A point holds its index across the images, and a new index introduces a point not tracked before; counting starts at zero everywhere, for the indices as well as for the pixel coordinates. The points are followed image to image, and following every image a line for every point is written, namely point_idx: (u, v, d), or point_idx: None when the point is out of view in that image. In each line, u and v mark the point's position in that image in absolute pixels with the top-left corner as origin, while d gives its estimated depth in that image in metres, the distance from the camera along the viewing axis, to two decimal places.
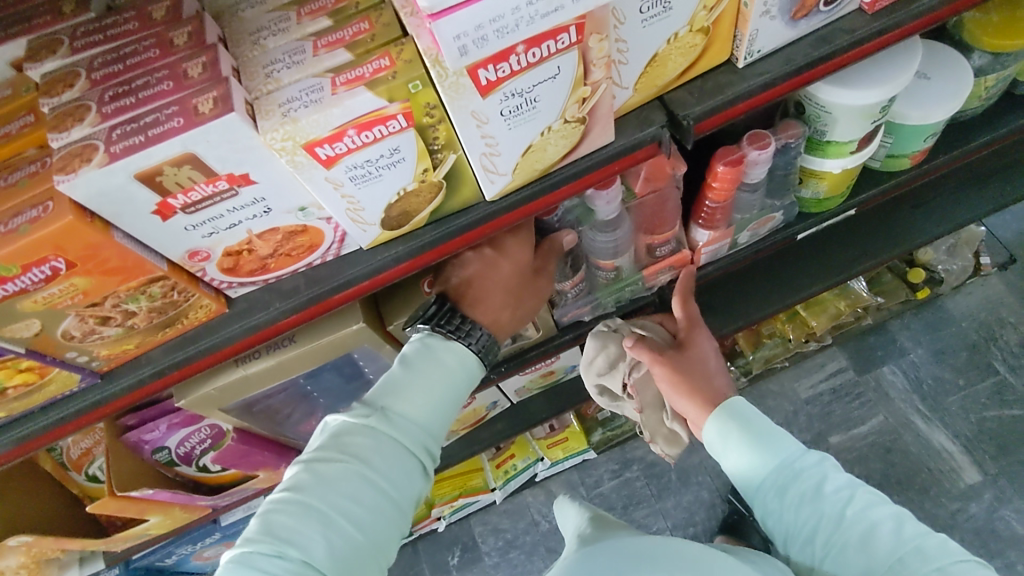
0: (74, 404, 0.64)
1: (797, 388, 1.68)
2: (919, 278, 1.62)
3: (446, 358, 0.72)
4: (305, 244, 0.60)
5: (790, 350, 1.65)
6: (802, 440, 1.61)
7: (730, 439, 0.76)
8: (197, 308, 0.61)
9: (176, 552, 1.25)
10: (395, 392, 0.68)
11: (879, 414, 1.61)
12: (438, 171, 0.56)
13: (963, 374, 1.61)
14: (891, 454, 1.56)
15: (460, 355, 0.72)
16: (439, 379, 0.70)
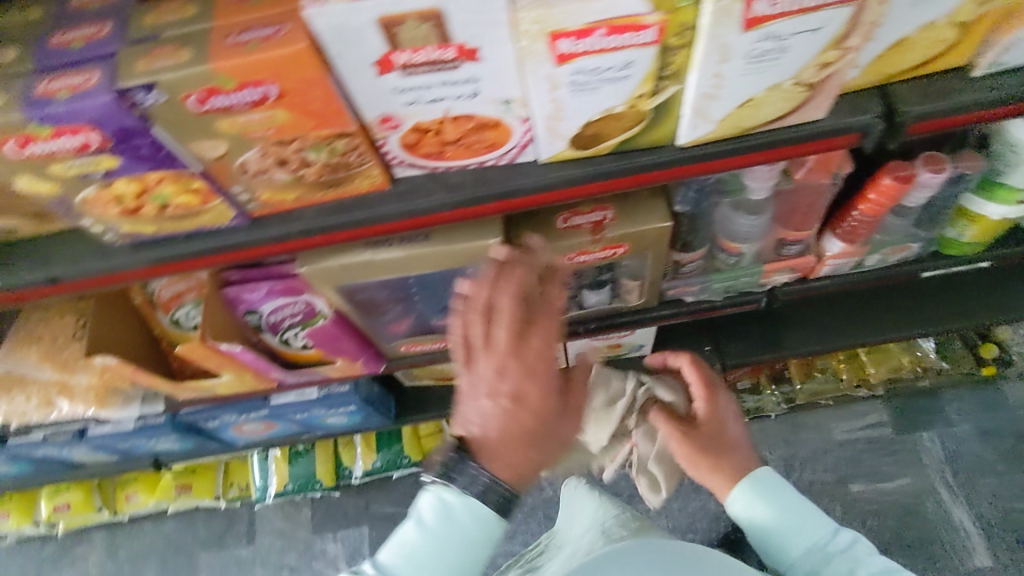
0: (219, 240, 0.63)
1: (833, 429, 1.65)
2: (989, 353, 1.63)
3: (465, 514, 0.66)
4: (489, 141, 0.59)
5: (840, 389, 1.65)
6: (823, 479, 1.59)
7: (757, 504, 0.75)
8: (364, 177, 0.60)
9: (220, 418, 1.31)
10: (408, 556, 0.65)
11: (907, 476, 1.57)
12: (652, 100, 0.54)
13: (1005, 461, 1.55)
14: (909, 518, 1.53)
15: (478, 513, 0.66)
16: (455, 544, 0.65)
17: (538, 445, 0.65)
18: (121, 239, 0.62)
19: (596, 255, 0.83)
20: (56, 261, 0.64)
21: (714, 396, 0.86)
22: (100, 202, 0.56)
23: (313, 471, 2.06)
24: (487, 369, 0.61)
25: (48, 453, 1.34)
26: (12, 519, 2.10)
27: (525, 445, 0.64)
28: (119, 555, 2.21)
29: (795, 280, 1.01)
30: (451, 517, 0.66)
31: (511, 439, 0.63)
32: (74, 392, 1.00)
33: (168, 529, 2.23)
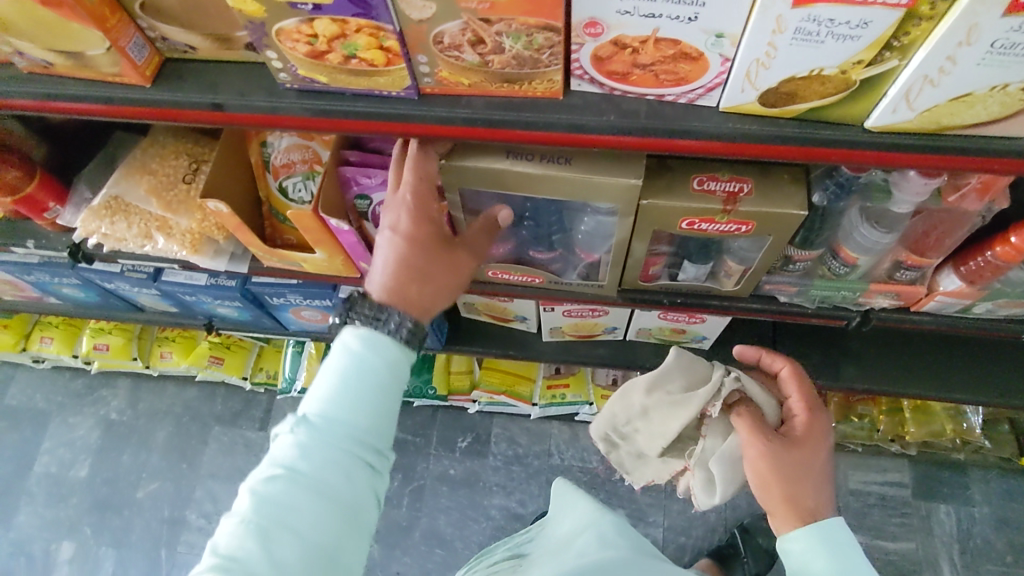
0: (383, 107, 0.63)
1: None
2: None
3: (376, 350, 0.70)
4: (680, 74, 0.58)
5: (872, 437, 1.87)
6: None
7: (818, 554, 0.75)
8: (544, 80, 0.60)
9: (284, 297, 1.32)
10: (317, 394, 0.68)
11: (914, 541, 1.82)
12: (866, 71, 0.52)
13: (1014, 554, 1.80)
14: None
15: (381, 338, 0.70)
16: (362, 372, 0.69)
17: (427, 279, 0.76)
18: (293, 82, 0.63)
19: (719, 227, 0.81)
20: (224, 88, 0.65)
21: (813, 418, 0.85)
22: (293, 36, 0.57)
23: None
24: (396, 216, 0.75)
25: (118, 286, 1.39)
26: (53, 346, 2.19)
27: (418, 281, 0.75)
28: (141, 406, 2.30)
29: (895, 307, 0.98)
30: (360, 344, 0.70)
31: (413, 277, 0.75)
32: (172, 228, 1.03)
33: (190, 395, 2.31)
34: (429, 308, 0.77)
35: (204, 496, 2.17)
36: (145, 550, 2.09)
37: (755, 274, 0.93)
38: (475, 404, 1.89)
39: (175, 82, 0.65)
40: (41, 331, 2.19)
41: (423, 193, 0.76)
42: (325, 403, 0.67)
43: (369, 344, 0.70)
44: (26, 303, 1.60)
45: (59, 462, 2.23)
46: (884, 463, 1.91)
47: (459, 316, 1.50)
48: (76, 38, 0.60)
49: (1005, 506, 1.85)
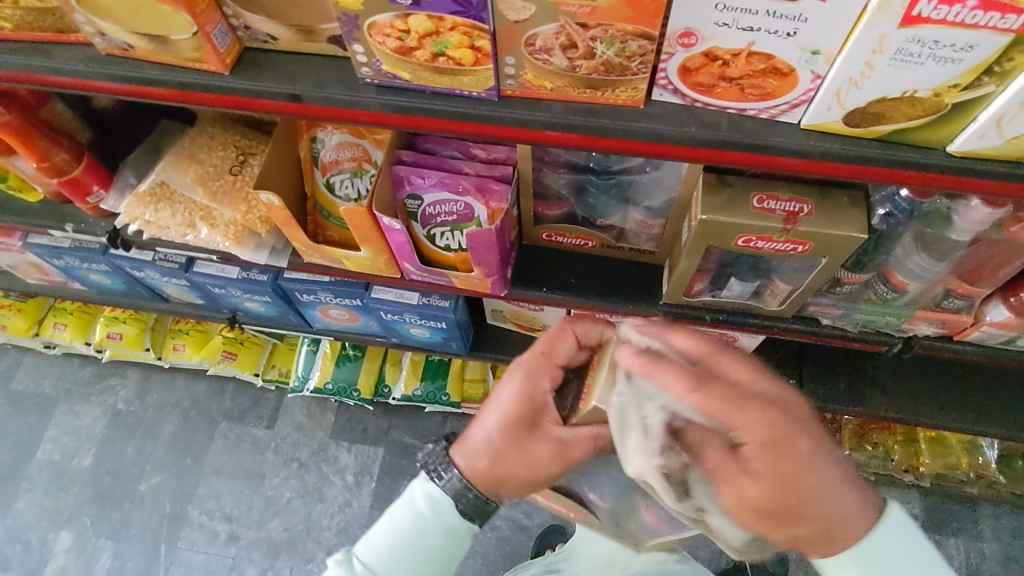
0: (463, 106, 0.63)
1: None
2: None
3: (435, 519, 0.75)
4: (768, 88, 0.57)
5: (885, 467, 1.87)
6: None
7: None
8: (629, 88, 0.60)
9: (314, 295, 1.32)
10: (374, 544, 0.74)
11: None
12: (961, 94, 0.53)
13: None
14: None
15: (440, 508, 0.75)
16: (418, 536, 0.74)
17: (502, 457, 0.73)
18: (374, 77, 0.63)
19: (774, 246, 0.81)
20: (302, 79, 0.65)
21: (797, 431, 0.60)
22: (384, 30, 0.57)
23: (355, 379, 2.07)
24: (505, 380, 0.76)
25: (147, 276, 1.39)
26: (67, 332, 2.17)
27: (490, 458, 0.74)
28: (148, 398, 2.28)
29: (938, 335, 0.98)
30: (426, 507, 0.75)
31: (492, 450, 0.74)
32: (215, 220, 1.02)
33: (199, 389, 2.29)
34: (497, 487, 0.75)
35: (206, 493, 2.15)
36: (144, 545, 2.07)
37: (802, 296, 0.93)
38: None
39: (253, 71, 0.65)
40: (56, 317, 2.18)
41: (539, 371, 0.75)
42: (378, 558, 0.73)
43: (433, 508, 0.75)
44: (48, 287, 1.59)
45: (63, 450, 2.21)
46: (895, 494, 1.91)
47: (484, 324, 1.50)
48: (163, 22, 0.60)
49: (1015, 544, 1.85)
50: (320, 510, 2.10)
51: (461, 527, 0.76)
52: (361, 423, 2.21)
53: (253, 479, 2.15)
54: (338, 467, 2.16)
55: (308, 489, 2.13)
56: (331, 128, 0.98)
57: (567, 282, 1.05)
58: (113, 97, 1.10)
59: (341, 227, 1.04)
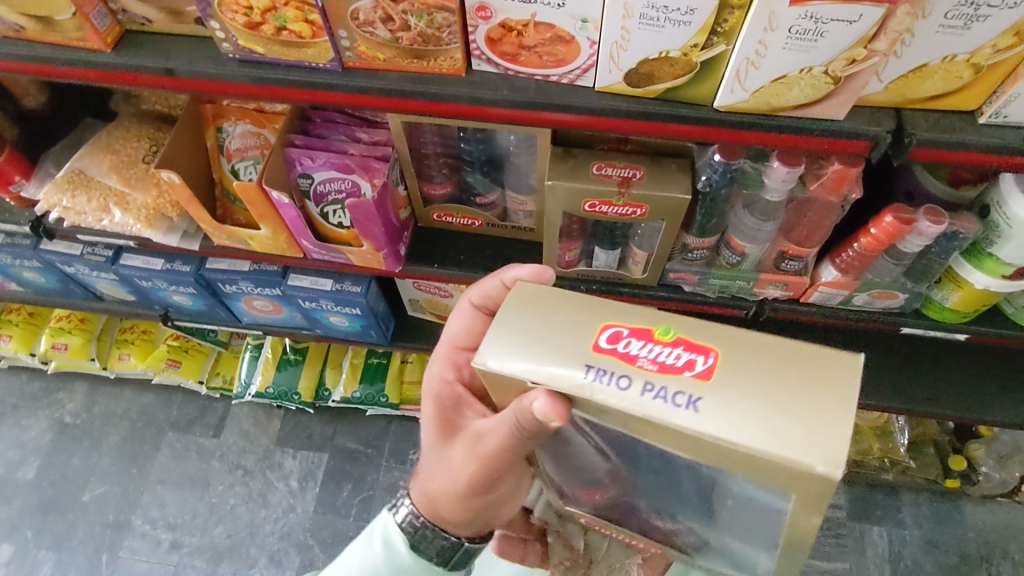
0: (313, 76, 0.73)
1: None
2: (957, 467, 1.95)
3: (391, 555, 0.80)
4: (559, 55, 0.68)
5: None
6: None
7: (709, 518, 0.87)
8: (447, 57, 0.71)
9: (236, 285, 1.40)
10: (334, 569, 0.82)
11: (846, 560, 1.88)
12: (703, 54, 0.64)
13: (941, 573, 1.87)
14: None
15: (393, 549, 0.80)
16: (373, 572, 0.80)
17: (438, 465, 0.78)
18: (235, 52, 0.73)
19: (616, 210, 0.92)
20: (174, 56, 0.75)
21: None
22: (232, 7, 0.67)
23: (295, 383, 2.11)
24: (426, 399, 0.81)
25: (78, 271, 1.46)
26: (11, 343, 2.21)
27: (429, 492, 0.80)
28: (95, 410, 2.32)
29: (786, 298, 1.08)
30: (383, 545, 0.81)
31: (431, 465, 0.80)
32: (128, 203, 1.11)
33: (146, 400, 2.33)
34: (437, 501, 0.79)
35: (150, 502, 2.17)
36: (86, 555, 2.07)
37: (659, 260, 1.03)
38: None
39: (132, 49, 0.75)
40: (1, 328, 2.22)
41: (450, 364, 0.79)
42: None
43: (389, 547, 0.81)
44: None
45: (7, 463, 2.23)
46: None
47: (405, 316, 1.58)
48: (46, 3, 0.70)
49: (935, 529, 1.92)
50: (264, 516, 2.12)
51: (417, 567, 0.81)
52: (306, 430, 2.27)
53: (197, 487, 2.18)
54: (282, 473, 2.20)
55: (252, 495, 2.16)
56: (235, 119, 1.08)
57: (457, 258, 1.14)
58: (41, 98, 1.19)
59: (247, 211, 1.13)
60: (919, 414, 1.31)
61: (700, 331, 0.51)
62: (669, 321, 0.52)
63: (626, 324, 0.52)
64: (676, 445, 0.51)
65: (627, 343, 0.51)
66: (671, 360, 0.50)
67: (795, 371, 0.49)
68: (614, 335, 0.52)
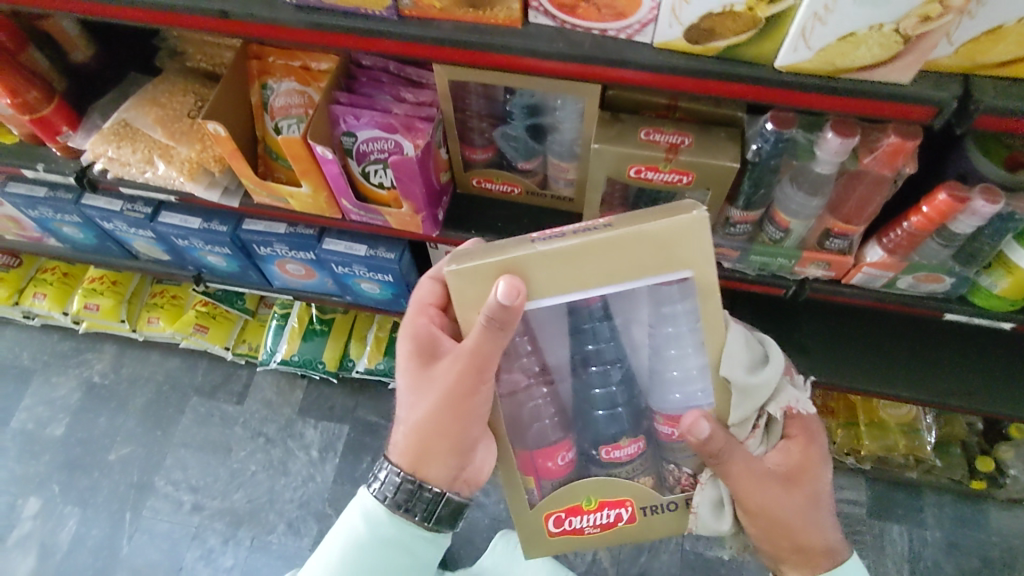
0: (367, 24, 0.73)
1: None
2: (984, 468, 1.90)
3: (378, 526, 0.90)
4: (619, 7, 0.67)
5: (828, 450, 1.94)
6: None
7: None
8: (505, 8, 0.70)
9: (271, 247, 1.41)
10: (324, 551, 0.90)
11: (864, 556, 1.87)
12: (769, 8, 0.63)
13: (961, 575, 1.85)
14: None
15: (376, 522, 0.90)
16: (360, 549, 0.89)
17: (409, 405, 0.89)
18: None
19: (662, 177, 0.91)
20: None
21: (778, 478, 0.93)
22: None
23: (320, 354, 2.13)
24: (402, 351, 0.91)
25: (116, 228, 1.48)
26: (45, 302, 2.25)
27: (414, 440, 0.88)
28: (123, 371, 2.36)
29: (827, 279, 1.07)
30: (366, 522, 0.90)
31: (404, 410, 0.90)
32: (172, 156, 1.12)
33: (173, 365, 2.36)
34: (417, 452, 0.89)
35: (174, 464, 2.21)
36: (110, 512, 2.12)
37: None
38: None
39: None
40: (36, 287, 2.26)
41: (421, 311, 0.92)
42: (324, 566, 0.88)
43: (370, 520, 0.90)
44: (22, 245, 1.68)
45: (37, 420, 2.28)
46: (841, 480, 1.97)
47: None
48: None
49: (956, 531, 1.91)
50: (284, 483, 2.15)
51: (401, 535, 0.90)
52: (328, 401, 2.29)
53: (219, 452, 2.21)
54: (304, 443, 2.23)
55: (273, 463, 2.19)
56: (280, 76, 1.08)
57: (494, 226, 1.13)
58: (89, 51, 1.21)
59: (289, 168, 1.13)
60: (953, 408, 1.28)
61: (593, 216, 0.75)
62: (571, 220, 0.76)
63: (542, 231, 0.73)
64: (594, 278, 0.72)
65: (555, 230, 0.74)
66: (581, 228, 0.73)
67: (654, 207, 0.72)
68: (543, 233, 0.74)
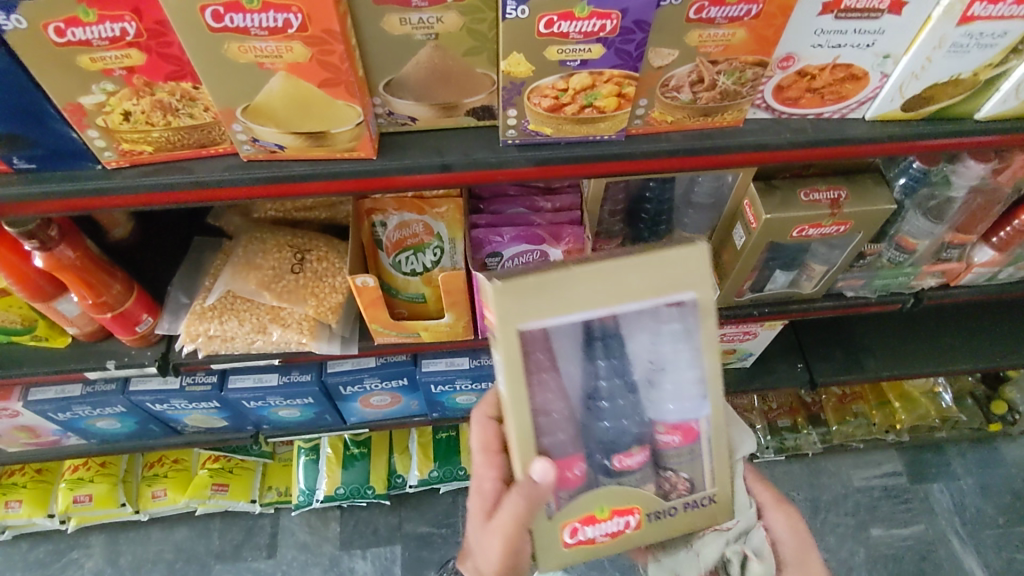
0: (598, 149, 0.72)
1: (851, 475, 1.93)
2: (999, 410, 1.97)
3: None
4: (844, 92, 0.71)
5: (871, 432, 1.95)
6: (845, 522, 1.85)
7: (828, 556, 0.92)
8: (737, 110, 0.71)
9: (360, 385, 1.31)
10: None
11: (922, 523, 1.84)
12: (993, 71, 0.69)
13: (1004, 514, 1.86)
14: (925, 562, 1.78)
15: None
16: None
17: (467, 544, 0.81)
18: (517, 137, 0.70)
19: (822, 231, 0.95)
20: (447, 151, 0.71)
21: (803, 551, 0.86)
22: (543, 92, 0.65)
23: (366, 478, 1.97)
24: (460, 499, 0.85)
25: (169, 407, 1.31)
26: (23, 509, 1.89)
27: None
28: (122, 562, 1.95)
29: (938, 285, 1.16)
30: None
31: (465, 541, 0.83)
32: (285, 320, 1.02)
33: (181, 536, 1.99)
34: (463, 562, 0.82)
35: None
36: None
37: (832, 275, 1.08)
38: None
39: (397, 152, 0.71)
40: (6, 495, 1.89)
41: (485, 463, 0.81)
42: None
43: None
44: (33, 452, 1.45)
45: None
46: (877, 456, 1.96)
47: None
48: (326, 116, 0.64)
49: (985, 474, 1.93)
50: None
51: None
52: (370, 524, 2.01)
53: None
54: None
55: None
56: (391, 210, 0.98)
57: None
58: (128, 227, 1.07)
59: (411, 300, 1.07)
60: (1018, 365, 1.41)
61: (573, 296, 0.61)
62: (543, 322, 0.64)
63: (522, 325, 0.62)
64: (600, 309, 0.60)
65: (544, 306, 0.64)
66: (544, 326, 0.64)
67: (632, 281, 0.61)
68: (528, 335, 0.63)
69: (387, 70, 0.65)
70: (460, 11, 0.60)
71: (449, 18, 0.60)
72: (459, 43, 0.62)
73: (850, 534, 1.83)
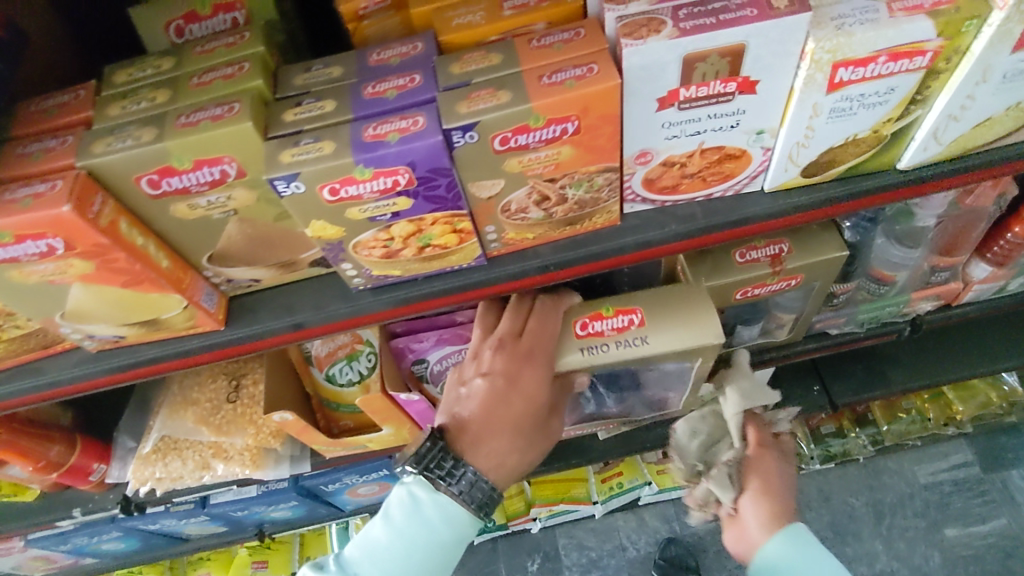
0: (459, 279, 0.65)
1: (916, 471, 1.60)
2: None
3: (433, 517, 0.70)
4: (726, 171, 0.62)
5: (926, 429, 1.57)
6: (914, 525, 1.54)
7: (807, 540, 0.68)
8: (605, 213, 0.63)
9: (340, 481, 1.28)
10: (372, 555, 0.70)
11: (1004, 516, 1.52)
12: (896, 124, 0.58)
13: None
14: (1012, 560, 1.46)
15: (445, 513, 0.70)
16: (422, 541, 0.69)
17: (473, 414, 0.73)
18: (367, 282, 0.64)
19: (770, 288, 0.83)
20: (298, 308, 0.66)
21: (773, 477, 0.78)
22: (369, 245, 0.58)
23: None
24: (464, 373, 0.75)
25: (162, 524, 1.31)
26: None
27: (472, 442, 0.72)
28: None
29: (937, 307, 1.02)
30: (415, 508, 0.70)
31: (474, 406, 0.72)
32: (229, 451, 1.00)
33: None
34: (471, 434, 0.72)
35: None
36: None
37: (804, 321, 0.96)
38: (536, 522, 1.64)
39: (247, 317, 0.66)
40: None
41: (508, 352, 0.74)
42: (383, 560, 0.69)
43: (410, 512, 0.70)
44: (58, 573, 1.49)
45: None
46: (942, 447, 1.62)
47: None
48: (149, 306, 0.60)
49: None
50: None
51: (467, 529, 0.72)
52: None
53: None
54: None
55: None
56: None
57: None
58: None
59: (353, 412, 1.01)
60: None
61: (626, 298, 0.78)
62: (605, 303, 0.79)
63: (583, 314, 0.78)
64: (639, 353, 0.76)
65: (593, 324, 0.77)
66: (620, 323, 0.77)
67: (671, 299, 0.78)
68: (584, 324, 0.77)
69: (202, 247, 0.60)
70: (247, 187, 0.54)
71: (238, 194, 0.54)
72: (262, 212, 0.57)
73: (921, 538, 1.52)
